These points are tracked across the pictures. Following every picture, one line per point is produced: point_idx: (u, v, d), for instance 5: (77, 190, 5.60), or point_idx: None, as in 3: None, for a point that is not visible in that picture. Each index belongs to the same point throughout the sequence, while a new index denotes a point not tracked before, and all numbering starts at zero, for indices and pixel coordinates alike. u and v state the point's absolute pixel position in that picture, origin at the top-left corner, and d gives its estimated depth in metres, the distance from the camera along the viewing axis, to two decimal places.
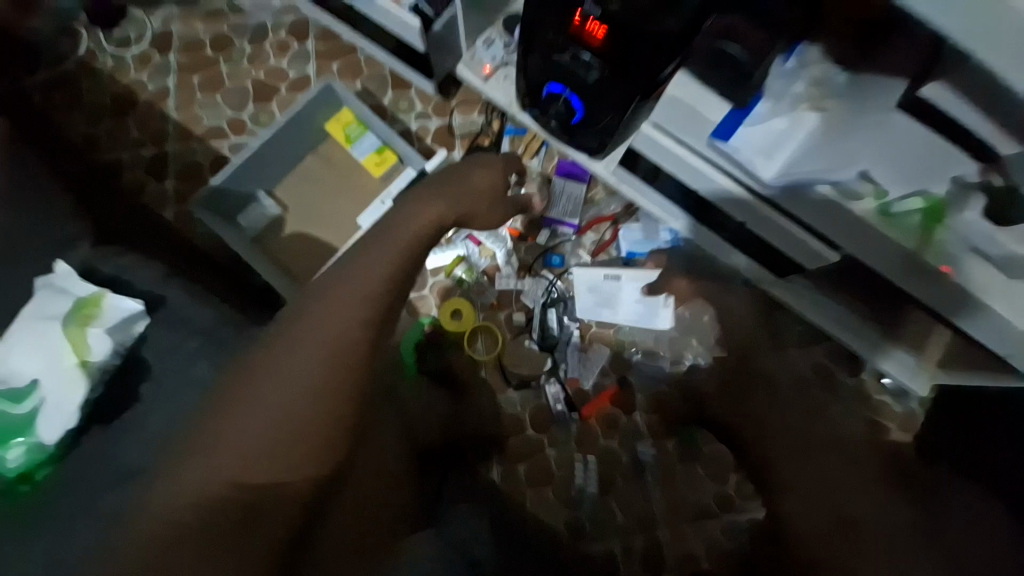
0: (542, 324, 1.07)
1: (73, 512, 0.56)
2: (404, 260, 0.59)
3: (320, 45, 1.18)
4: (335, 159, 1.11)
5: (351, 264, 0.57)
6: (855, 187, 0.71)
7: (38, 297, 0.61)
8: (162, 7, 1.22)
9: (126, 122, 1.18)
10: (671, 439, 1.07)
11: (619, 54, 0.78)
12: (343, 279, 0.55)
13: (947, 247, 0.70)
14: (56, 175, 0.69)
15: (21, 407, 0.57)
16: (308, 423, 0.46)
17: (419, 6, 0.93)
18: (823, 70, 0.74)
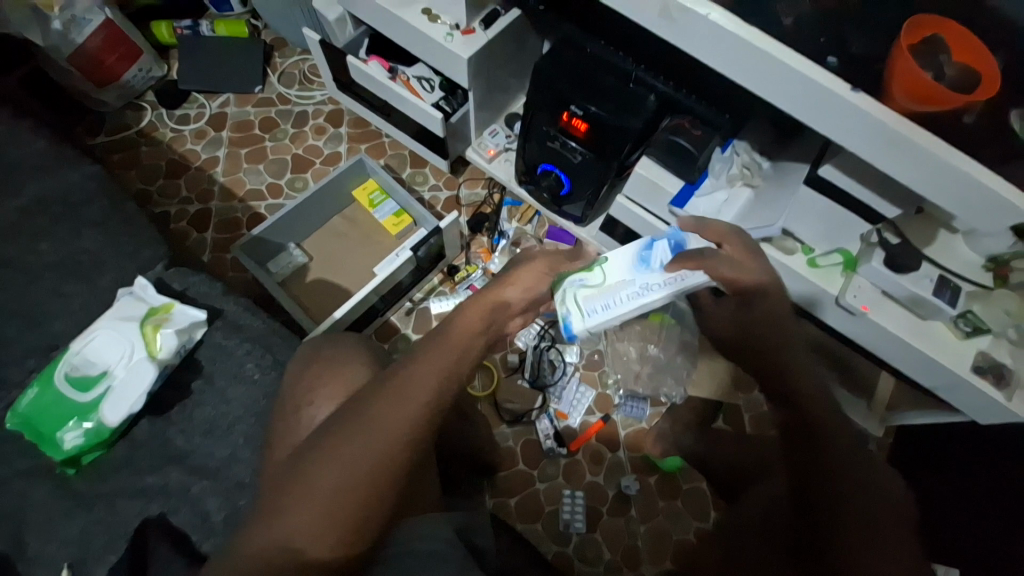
0: (534, 363, 1.19)
1: (136, 484, 0.68)
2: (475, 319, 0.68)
3: (353, 129, 1.42)
4: (358, 218, 1.30)
5: (427, 344, 0.65)
6: (786, 243, 0.94)
7: (122, 302, 0.74)
8: (221, 93, 1.47)
9: (178, 182, 1.38)
10: (653, 475, 1.15)
11: (597, 142, 0.99)
12: (412, 368, 0.63)
13: (861, 292, 0.89)
14: (141, 215, 0.84)
15: (91, 392, 0.69)
16: (363, 501, 0.57)
17: (439, 103, 1.17)
18: (750, 158, 0.97)
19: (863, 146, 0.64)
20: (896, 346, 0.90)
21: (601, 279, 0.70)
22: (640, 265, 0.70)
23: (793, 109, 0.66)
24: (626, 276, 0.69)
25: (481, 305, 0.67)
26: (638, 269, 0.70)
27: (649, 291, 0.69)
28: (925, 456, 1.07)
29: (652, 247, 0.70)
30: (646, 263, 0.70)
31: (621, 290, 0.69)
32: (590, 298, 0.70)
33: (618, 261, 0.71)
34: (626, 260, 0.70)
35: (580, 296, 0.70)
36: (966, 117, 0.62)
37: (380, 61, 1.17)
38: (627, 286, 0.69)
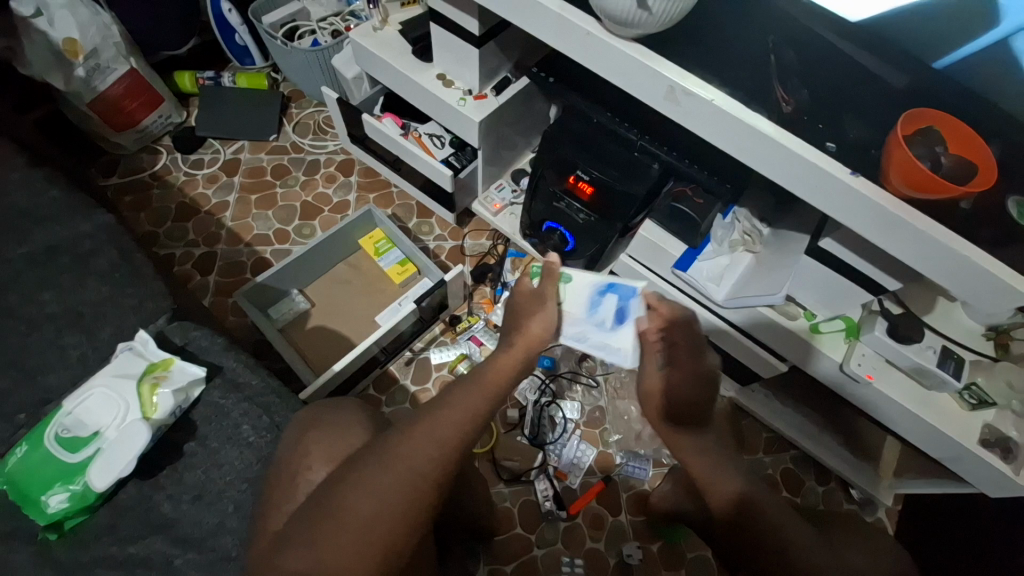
0: (532, 419, 1.17)
1: (114, 553, 0.64)
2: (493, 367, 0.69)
3: (362, 179, 1.46)
4: (363, 266, 1.31)
5: (458, 385, 0.67)
6: (788, 309, 0.93)
7: (122, 357, 0.72)
8: (236, 140, 1.52)
9: (186, 225, 1.40)
10: (656, 542, 1.10)
11: (601, 205, 1.03)
12: (445, 404, 0.64)
13: (866, 358, 0.87)
14: (150, 265, 0.85)
15: (79, 453, 0.66)
16: (385, 540, 0.55)
17: (449, 160, 1.22)
18: (751, 224, 0.99)
19: (861, 225, 0.66)
20: (904, 418, 0.87)
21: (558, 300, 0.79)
22: (590, 307, 0.78)
23: (792, 186, 0.69)
24: (577, 312, 0.78)
25: (522, 349, 0.71)
26: (585, 312, 0.78)
27: (580, 338, 0.78)
28: (937, 530, 1.04)
29: (605, 294, 0.78)
30: (594, 308, 0.78)
31: (568, 323, 0.78)
32: None
33: (578, 291, 0.79)
34: (583, 296, 0.79)
35: None
36: (963, 203, 0.64)
37: (393, 119, 1.23)
38: (574, 323, 0.78)
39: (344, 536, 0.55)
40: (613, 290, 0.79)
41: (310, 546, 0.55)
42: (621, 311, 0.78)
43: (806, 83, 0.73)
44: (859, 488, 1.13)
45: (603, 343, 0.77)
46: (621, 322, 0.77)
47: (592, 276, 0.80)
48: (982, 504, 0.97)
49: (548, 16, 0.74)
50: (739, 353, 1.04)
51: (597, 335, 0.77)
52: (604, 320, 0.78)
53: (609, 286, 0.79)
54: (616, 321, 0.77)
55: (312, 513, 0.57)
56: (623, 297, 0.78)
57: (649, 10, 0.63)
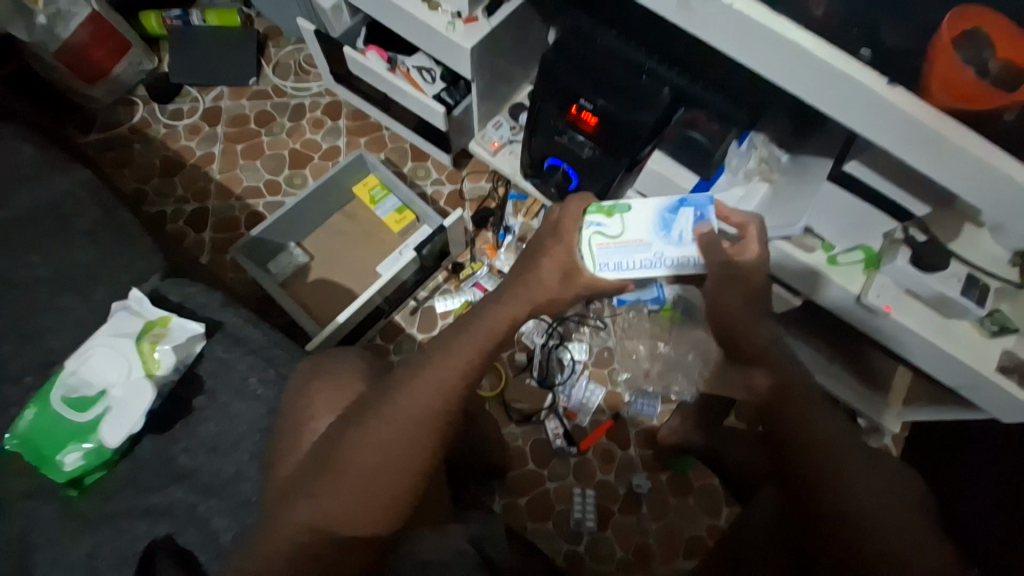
0: (541, 362, 1.17)
1: (139, 502, 0.67)
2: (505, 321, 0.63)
3: (351, 123, 1.38)
4: (359, 215, 1.27)
5: (456, 335, 0.63)
6: (804, 241, 0.90)
7: (117, 316, 0.71)
8: (214, 86, 1.43)
9: (174, 180, 1.35)
10: (664, 473, 1.14)
11: (606, 137, 0.96)
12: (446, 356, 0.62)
13: (886, 289, 0.84)
14: (137, 223, 0.82)
15: (88, 412, 0.66)
16: (390, 491, 0.57)
17: (441, 96, 1.13)
18: (768, 152, 0.94)
19: (894, 144, 0.60)
20: (919, 348, 0.85)
21: (621, 231, 0.64)
22: (661, 228, 0.64)
23: (818, 101, 0.62)
24: (645, 237, 0.64)
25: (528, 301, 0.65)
26: (660, 233, 0.64)
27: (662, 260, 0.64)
28: (946, 456, 1.05)
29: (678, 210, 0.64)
30: (668, 228, 0.64)
31: (636, 251, 0.64)
32: (607, 247, 0.64)
33: (641, 213, 0.65)
34: (649, 218, 0.64)
35: (598, 243, 0.64)
36: (1008, 114, 0.58)
37: (378, 51, 1.12)
38: (643, 249, 0.64)
39: (348, 485, 0.57)
40: (687, 203, 0.64)
41: (316, 496, 0.57)
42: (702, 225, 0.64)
43: None
44: (867, 416, 1.14)
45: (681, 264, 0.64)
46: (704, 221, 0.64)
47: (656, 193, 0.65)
48: (992, 428, 0.97)
49: None
50: None
51: (677, 255, 0.63)
52: (682, 233, 0.63)
53: (681, 199, 0.64)
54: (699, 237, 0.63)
55: (317, 467, 0.59)
56: (702, 206, 0.64)
57: None
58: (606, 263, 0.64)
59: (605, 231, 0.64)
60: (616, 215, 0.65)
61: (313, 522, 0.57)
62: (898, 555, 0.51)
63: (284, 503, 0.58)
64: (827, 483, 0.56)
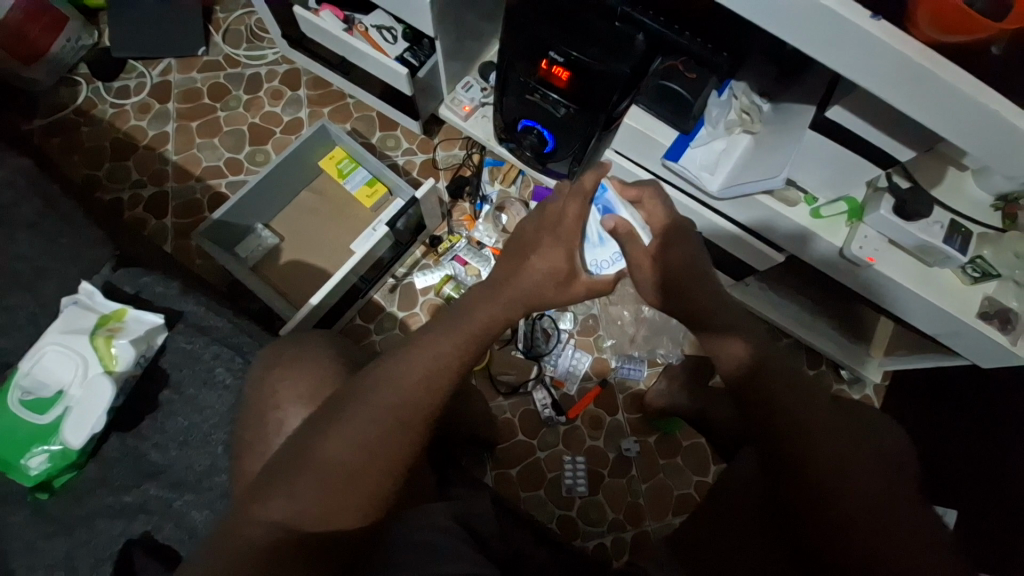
0: (526, 333, 1.15)
1: (112, 502, 0.65)
2: None
3: (312, 92, 1.30)
4: (329, 192, 1.21)
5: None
6: (789, 194, 0.86)
7: (67, 311, 0.67)
8: (161, 59, 1.32)
9: (127, 164, 1.27)
10: (652, 435, 1.15)
11: (581, 93, 0.91)
12: (421, 343, 0.61)
13: (870, 240, 0.82)
14: (82, 212, 0.76)
15: (48, 414, 0.63)
16: (368, 483, 0.54)
17: (405, 57, 1.06)
18: (750, 100, 0.88)
19: (880, 84, 0.56)
20: (901, 298, 0.84)
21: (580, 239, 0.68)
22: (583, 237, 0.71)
23: (799, 41, 0.58)
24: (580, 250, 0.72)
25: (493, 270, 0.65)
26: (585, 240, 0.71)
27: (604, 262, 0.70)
28: (926, 401, 1.08)
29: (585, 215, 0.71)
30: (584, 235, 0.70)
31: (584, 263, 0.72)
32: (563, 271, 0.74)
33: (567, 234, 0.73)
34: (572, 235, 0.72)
35: None
36: (993, 47, 0.56)
37: (333, 10, 1.05)
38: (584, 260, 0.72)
39: (322, 477, 0.54)
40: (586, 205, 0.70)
41: (286, 492, 0.54)
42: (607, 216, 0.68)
43: None
44: (849, 369, 1.16)
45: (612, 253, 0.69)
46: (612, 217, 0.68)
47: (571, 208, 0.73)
48: (970, 374, 0.99)
49: None
50: (733, 247, 0.99)
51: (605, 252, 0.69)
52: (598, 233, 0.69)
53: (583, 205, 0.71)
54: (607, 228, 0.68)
55: (288, 460, 0.56)
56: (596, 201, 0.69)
57: None
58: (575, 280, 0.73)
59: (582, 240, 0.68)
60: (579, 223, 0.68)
61: (282, 521, 0.53)
62: (864, 511, 0.51)
63: (251, 504, 0.54)
64: (796, 442, 0.55)
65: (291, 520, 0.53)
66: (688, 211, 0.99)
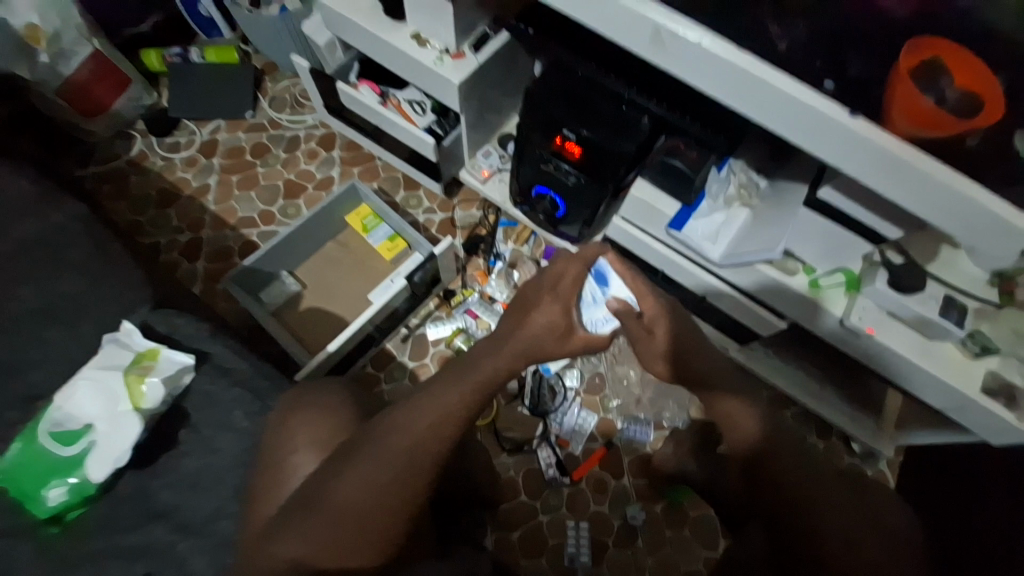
0: (532, 389, 1.16)
1: (117, 542, 0.65)
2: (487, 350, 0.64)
3: (345, 153, 1.41)
4: (352, 244, 1.28)
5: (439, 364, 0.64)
6: (787, 264, 0.91)
7: (106, 349, 0.71)
8: (212, 120, 1.46)
9: (169, 211, 1.37)
10: (659, 503, 1.12)
11: (592, 165, 0.98)
12: (432, 387, 0.63)
13: (868, 312, 0.84)
14: (128, 256, 0.83)
15: (72, 448, 0.66)
16: (375, 529, 0.57)
17: (432, 127, 1.16)
18: (747, 177, 0.94)
19: (862, 172, 0.62)
20: (903, 370, 0.86)
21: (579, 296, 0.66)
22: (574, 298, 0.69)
23: (788, 132, 0.64)
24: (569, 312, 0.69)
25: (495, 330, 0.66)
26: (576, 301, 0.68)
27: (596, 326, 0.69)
28: (941, 480, 1.05)
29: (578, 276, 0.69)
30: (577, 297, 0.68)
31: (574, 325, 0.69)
32: None
33: None
34: None
35: None
36: (971, 139, 0.60)
37: (370, 86, 1.17)
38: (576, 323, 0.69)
39: (336, 516, 0.57)
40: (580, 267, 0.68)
41: (304, 527, 0.57)
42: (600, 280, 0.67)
43: (805, 16, 0.66)
44: (860, 442, 1.14)
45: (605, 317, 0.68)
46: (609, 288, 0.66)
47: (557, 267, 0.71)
48: (983, 453, 0.97)
49: None
50: (736, 313, 1.02)
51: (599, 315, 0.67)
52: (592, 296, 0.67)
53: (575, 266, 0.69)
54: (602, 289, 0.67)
55: (305, 497, 0.59)
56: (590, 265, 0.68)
57: None
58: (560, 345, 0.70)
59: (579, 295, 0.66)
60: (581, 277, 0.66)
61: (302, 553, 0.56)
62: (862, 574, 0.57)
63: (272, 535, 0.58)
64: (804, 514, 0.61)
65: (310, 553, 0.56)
66: (692, 277, 1.02)
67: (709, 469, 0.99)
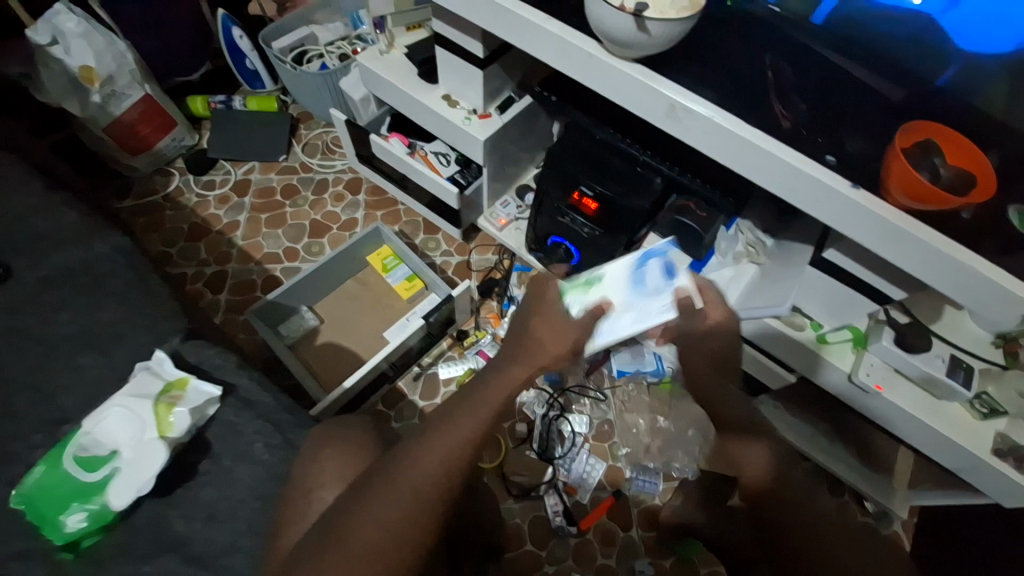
0: (541, 432, 1.17)
1: (129, 572, 0.65)
2: (507, 393, 0.66)
3: (370, 197, 1.49)
4: (371, 282, 1.33)
5: (461, 402, 0.66)
6: (795, 319, 0.94)
7: (138, 376, 0.74)
8: (247, 161, 1.56)
9: (198, 244, 1.43)
10: (668, 558, 1.09)
11: (607, 220, 1.04)
12: (450, 418, 0.64)
13: (877, 369, 0.87)
14: (165, 286, 0.87)
15: (96, 473, 0.67)
16: (389, 567, 0.56)
17: (455, 177, 1.24)
18: (755, 236, 1.01)
19: (867, 236, 0.67)
20: (914, 429, 0.87)
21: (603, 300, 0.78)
22: (634, 286, 0.80)
23: (794, 199, 0.70)
24: (623, 300, 0.79)
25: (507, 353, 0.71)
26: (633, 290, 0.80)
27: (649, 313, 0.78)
28: (958, 545, 1.03)
29: (644, 265, 0.81)
30: (640, 285, 0.80)
31: (622, 317, 0.78)
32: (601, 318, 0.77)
33: (614, 281, 0.81)
34: (622, 282, 0.80)
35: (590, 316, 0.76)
36: (964, 213, 0.65)
37: (400, 138, 1.26)
38: (625, 312, 0.78)
39: (353, 553, 0.56)
40: (652, 257, 0.82)
41: (318, 565, 0.56)
42: (665, 270, 0.81)
43: (806, 97, 0.74)
44: (873, 501, 1.12)
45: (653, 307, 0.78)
46: (674, 279, 0.80)
47: (627, 257, 0.83)
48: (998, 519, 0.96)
49: (549, 39, 0.76)
50: (746, 364, 1.05)
51: (657, 303, 0.78)
52: (657, 286, 0.80)
53: (645, 255, 0.82)
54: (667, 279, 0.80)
55: (321, 532, 0.59)
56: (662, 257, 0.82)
57: (648, 33, 0.65)
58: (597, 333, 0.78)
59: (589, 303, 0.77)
60: (594, 287, 0.80)
61: None
62: None
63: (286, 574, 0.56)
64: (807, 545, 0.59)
65: None
66: None
67: (732, 529, 0.97)
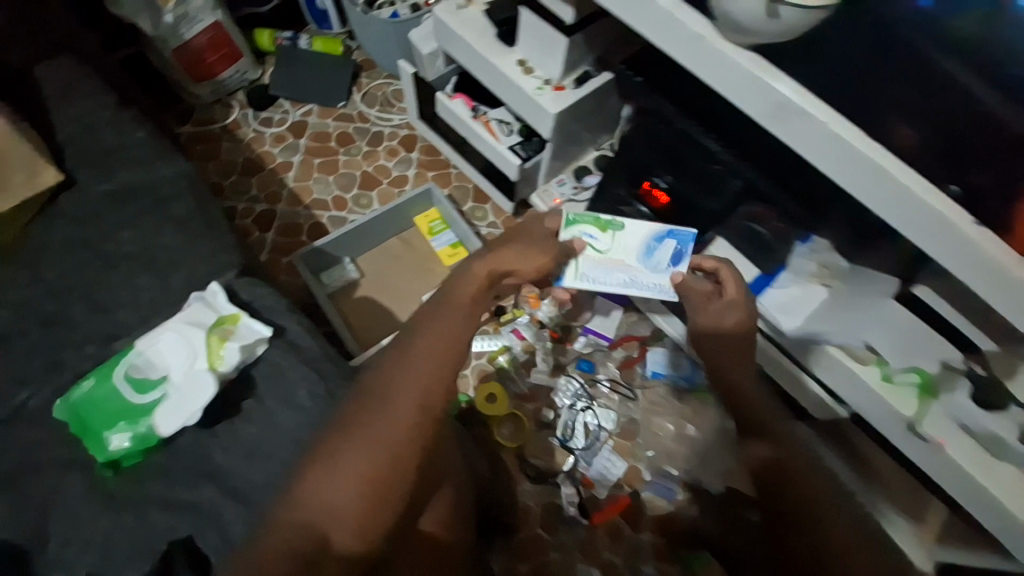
0: (566, 423, 1.16)
1: (170, 492, 0.68)
2: None
3: (423, 156, 1.46)
4: (415, 243, 1.31)
5: (431, 317, 0.69)
6: (858, 352, 0.89)
7: (194, 306, 0.74)
8: (305, 103, 1.53)
9: (251, 180, 1.44)
10: (674, 565, 1.09)
11: (675, 216, 1.02)
12: (424, 338, 0.66)
13: (941, 419, 0.82)
14: (223, 219, 0.87)
15: (147, 395, 0.70)
16: (380, 485, 0.57)
17: (515, 149, 1.19)
18: (830, 258, 0.93)
19: (940, 250, 0.61)
20: (960, 483, 0.81)
21: (608, 245, 0.86)
22: (644, 253, 0.86)
23: (885, 213, 0.64)
24: (626, 259, 0.86)
25: (486, 267, 0.75)
26: (642, 258, 0.86)
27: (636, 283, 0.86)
28: None
29: (662, 241, 0.85)
30: (649, 255, 0.86)
31: (615, 270, 0.85)
32: (593, 260, 0.86)
33: (629, 238, 0.86)
34: (637, 244, 0.86)
35: (587, 254, 0.86)
36: None
37: (465, 99, 1.21)
38: (621, 269, 0.85)
39: (343, 476, 0.57)
40: (671, 236, 0.86)
41: (312, 487, 0.57)
42: (676, 254, 0.86)
43: (936, 115, 0.66)
44: None
45: (644, 279, 0.85)
46: (677, 267, 0.85)
47: (651, 225, 0.86)
48: None
49: (658, 12, 0.69)
50: (793, 389, 1.06)
51: (648, 277, 0.85)
52: (659, 263, 0.85)
53: (668, 233, 0.86)
54: (671, 263, 0.85)
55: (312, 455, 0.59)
56: (681, 242, 0.86)
57: (777, 18, 0.58)
58: (585, 274, 0.86)
59: (595, 241, 0.86)
60: (608, 231, 0.87)
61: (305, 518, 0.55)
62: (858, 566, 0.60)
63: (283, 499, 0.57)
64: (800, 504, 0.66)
65: (315, 515, 0.55)
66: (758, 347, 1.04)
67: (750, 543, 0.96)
